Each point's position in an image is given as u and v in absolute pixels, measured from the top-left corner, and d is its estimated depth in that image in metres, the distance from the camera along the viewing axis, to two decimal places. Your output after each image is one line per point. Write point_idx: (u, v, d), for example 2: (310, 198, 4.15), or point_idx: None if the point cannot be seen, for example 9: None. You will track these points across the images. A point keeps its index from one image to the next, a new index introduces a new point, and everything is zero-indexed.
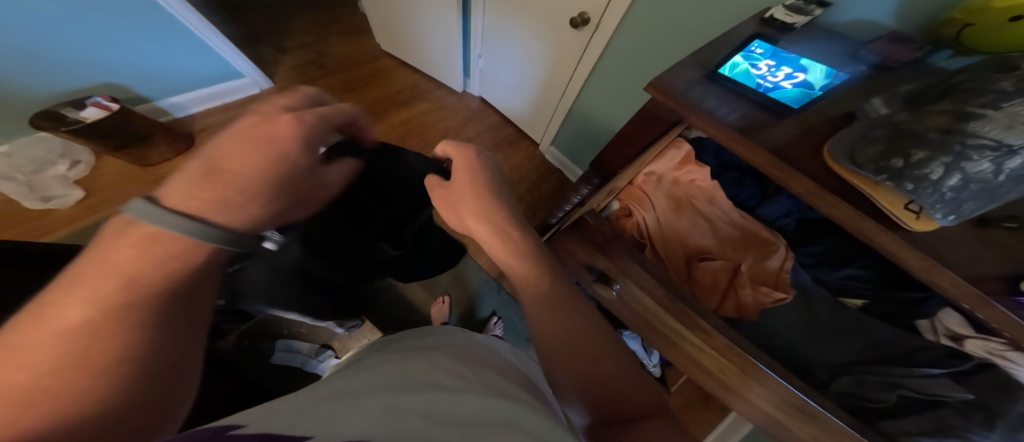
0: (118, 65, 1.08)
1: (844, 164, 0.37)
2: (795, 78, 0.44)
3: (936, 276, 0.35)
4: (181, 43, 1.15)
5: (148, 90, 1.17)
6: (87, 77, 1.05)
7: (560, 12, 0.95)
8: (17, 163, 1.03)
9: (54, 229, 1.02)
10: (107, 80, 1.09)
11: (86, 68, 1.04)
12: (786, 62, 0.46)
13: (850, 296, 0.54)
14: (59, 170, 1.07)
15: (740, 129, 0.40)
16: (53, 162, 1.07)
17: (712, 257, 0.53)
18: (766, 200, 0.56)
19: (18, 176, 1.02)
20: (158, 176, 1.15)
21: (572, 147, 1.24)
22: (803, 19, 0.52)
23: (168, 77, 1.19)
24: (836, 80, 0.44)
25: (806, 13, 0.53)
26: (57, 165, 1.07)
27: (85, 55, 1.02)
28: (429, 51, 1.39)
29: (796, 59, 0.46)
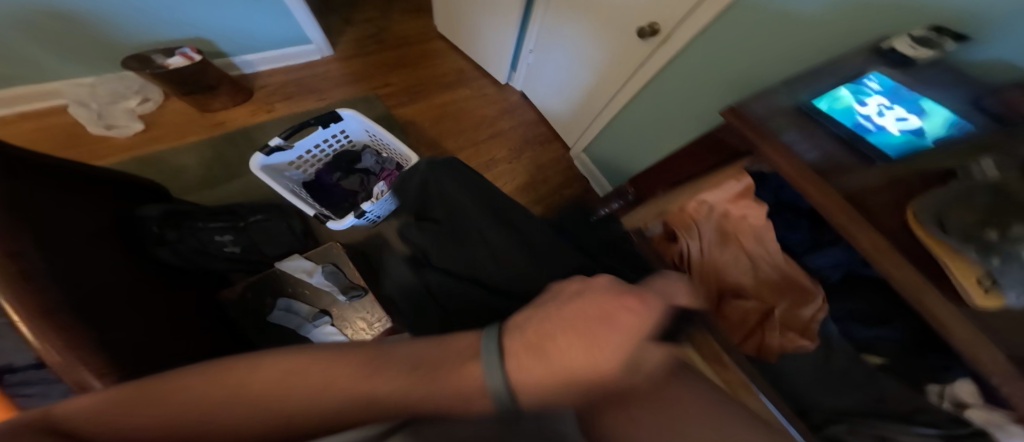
0: (210, 23, 1.13)
1: (927, 225, 0.35)
2: (909, 120, 0.41)
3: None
4: (267, 8, 1.18)
5: (228, 46, 1.21)
6: (181, 31, 1.11)
7: (629, 19, 0.91)
8: (97, 94, 1.12)
9: (110, 155, 1.09)
10: (197, 35, 1.15)
11: (180, 23, 1.10)
12: (902, 102, 0.42)
13: (870, 352, 0.48)
14: (129, 105, 1.14)
15: (818, 170, 0.39)
16: (127, 97, 1.14)
17: (745, 296, 0.51)
18: (818, 248, 0.53)
19: (91, 104, 1.10)
20: (209, 121, 1.20)
21: (606, 157, 1.23)
22: (929, 54, 0.44)
23: (251, 39, 1.23)
24: (957, 132, 0.39)
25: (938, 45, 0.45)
26: (129, 100, 1.14)
27: (182, 12, 1.07)
28: (485, 38, 1.38)
29: (914, 100, 0.42)
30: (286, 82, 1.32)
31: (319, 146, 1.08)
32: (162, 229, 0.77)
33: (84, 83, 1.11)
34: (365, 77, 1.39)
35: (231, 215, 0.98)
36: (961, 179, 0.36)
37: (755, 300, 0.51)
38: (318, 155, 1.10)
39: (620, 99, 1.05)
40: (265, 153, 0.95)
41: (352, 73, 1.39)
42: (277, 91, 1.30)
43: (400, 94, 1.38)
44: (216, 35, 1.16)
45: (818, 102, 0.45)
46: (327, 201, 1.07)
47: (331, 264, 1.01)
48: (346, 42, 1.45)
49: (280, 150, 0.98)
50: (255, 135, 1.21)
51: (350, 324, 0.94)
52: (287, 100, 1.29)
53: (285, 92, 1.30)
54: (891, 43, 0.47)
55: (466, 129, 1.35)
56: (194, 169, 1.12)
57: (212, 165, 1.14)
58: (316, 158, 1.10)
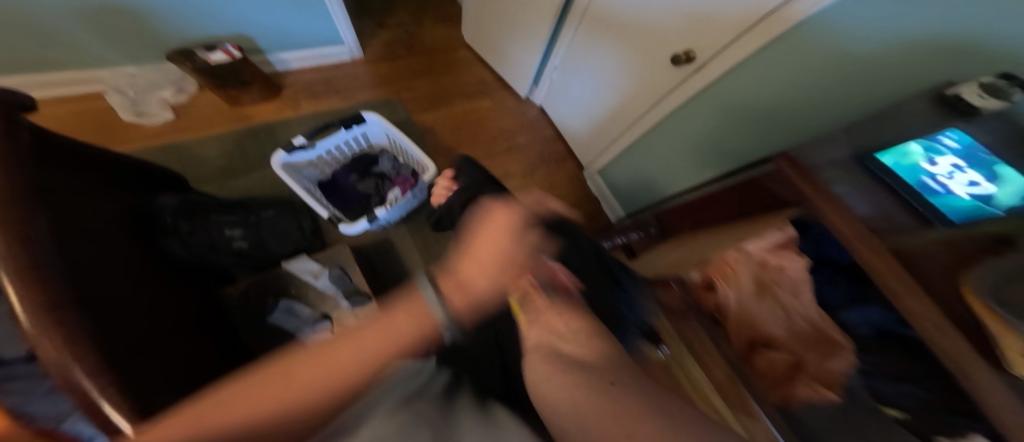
0: (253, 21, 1.16)
1: (984, 297, 0.31)
2: (981, 187, 0.38)
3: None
4: (307, 7, 1.20)
5: (268, 44, 1.24)
6: (225, 27, 1.13)
7: (664, 45, 0.90)
8: (135, 83, 1.14)
9: (134, 141, 1.10)
10: (241, 32, 1.17)
11: (226, 20, 1.12)
12: (978, 165, 0.39)
13: (890, 406, 0.42)
14: (163, 94, 1.16)
15: (875, 230, 0.37)
16: (162, 86, 1.16)
17: (774, 347, 0.46)
18: (855, 304, 0.50)
19: (128, 92, 1.13)
20: (235, 116, 1.21)
21: (623, 181, 1.21)
22: (997, 106, 0.42)
23: (288, 37, 1.25)
24: None
25: (1008, 97, 0.43)
26: (164, 90, 1.16)
27: (229, 9, 1.10)
28: (512, 52, 1.38)
29: (992, 164, 0.39)
30: (314, 82, 1.33)
31: (340, 148, 1.08)
32: (175, 220, 0.77)
33: (125, 72, 1.13)
34: (391, 82, 1.40)
35: (243, 210, 0.98)
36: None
37: (784, 353, 0.45)
38: (336, 156, 1.11)
39: (646, 123, 1.04)
40: (287, 150, 0.97)
41: (377, 77, 1.40)
42: (303, 89, 1.31)
43: (423, 101, 1.38)
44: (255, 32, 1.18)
45: (882, 155, 0.42)
46: (340, 199, 1.07)
47: (338, 268, 1.00)
48: (376, 46, 1.46)
49: (303, 148, 1.00)
50: (278, 131, 1.22)
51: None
52: (313, 100, 1.30)
53: (312, 91, 1.31)
54: (958, 91, 0.45)
55: (486, 141, 1.34)
56: (215, 161, 1.13)
57: (233, 158, 1.14)
58: (335, 159, 1.11)
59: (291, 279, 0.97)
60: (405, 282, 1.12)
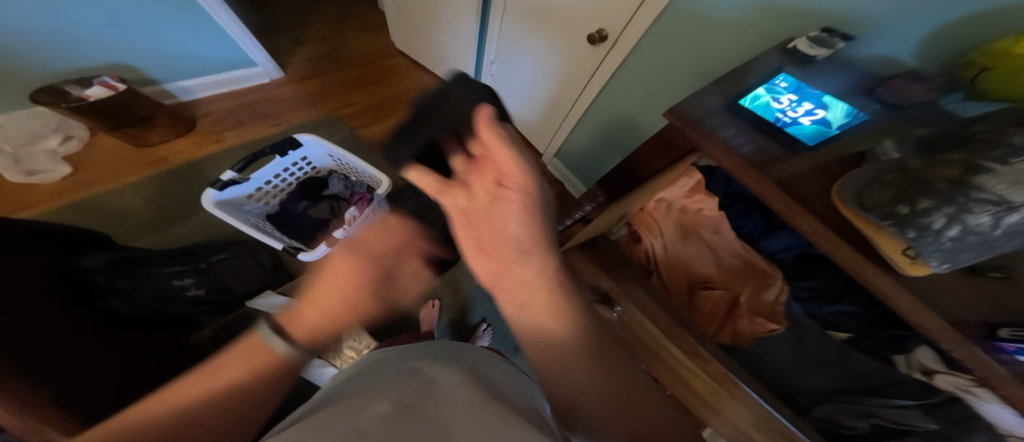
0: (133, 46, 1.06)
1: (850, 204, 0.40)
2: (815, 114, 0.45)
3: (921, 318, 0.36)
4: (197, 27, 1.12)
5: (158, 72, 1.14)
6: (99, 57, 1.03)
7: (579, 27, 0.95)
8: (9, 135, 1.00)
9: (35, 204, 0.98)
10: (119, 62, 1.06)
11: (97, 48, 1.01)
12: (809, 98, 0.47)
13: (837, 329, 0.54)
14: (49, 145, 1.04)
15: (754, 163, 0.42)
16: (45, 136, 1.04)
17: (713, 286, 0.55)
18: (769, 232, 0.58)
19: (6, 148, 0.99)
20: (153, 159, 1.12)
21: (575, 161, 1.26)
22: (825, 52, 0.54)
23: (183, 62, 1.16)
24: (856, 120, 0.45)
25: (829, 45, 0.55)
26: (50, 139, 1.04)
27: (98, 35, 0.99)
28: (443, 53, 1.39)
29: (818, 95, 0.47)
30: (234, 108, 1.26)
31: (278, 176, 1.03)
32: (108, 278, 0.72)
33: None
34: (324, 99, 1.35)
35: (190, 256, 0.90)
36: (871, 162, 0.41)
37: (721, 289, 0.54)
38: (279, 185, 1.05)
39: (582, 102, 1.09)
40: (218, 187, 0.90)
41: (309, 96, 1.35)
42: (227, 119, 1.23)
43: (362, 114, 1.35)
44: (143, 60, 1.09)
45: (742, 101, 0.47)
46: (293, 230, 1.02)
47: None
48: (298, 64, 1.41)
49: (235, 183, 0.93)
50: (208, 168, 1.14)
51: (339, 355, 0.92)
52: (240, 129, 1.22)
53: (236, 120, 1.24)
54: (794, 44, 0.56)
55: None
56: (139, 211, 1.04)
57: (160, 204, 1.06)
58: (278, 188, 1.05)
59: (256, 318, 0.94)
60: None
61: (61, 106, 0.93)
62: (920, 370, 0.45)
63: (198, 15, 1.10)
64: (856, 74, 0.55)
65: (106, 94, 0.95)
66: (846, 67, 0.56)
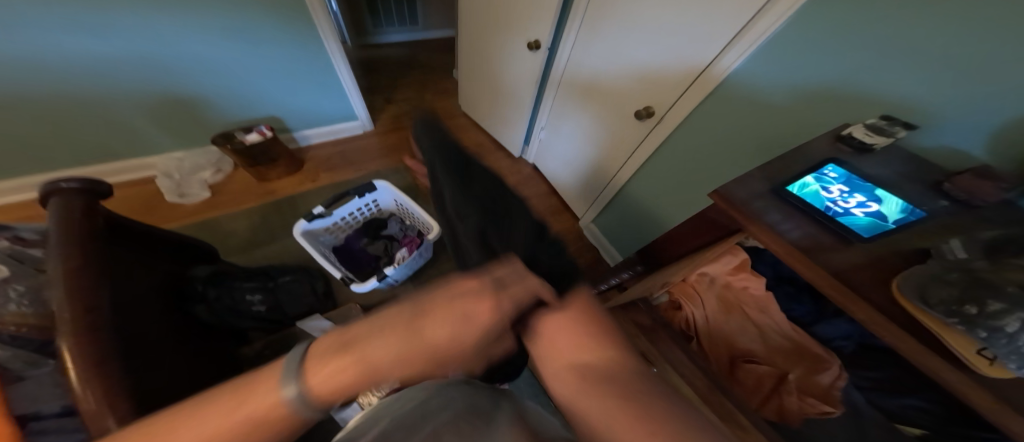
0: (281, 105, 1.39)
1: (912, 298, 0.39)
2: (870, 206, 0.47)
3: (1009, 423, 0.34)
4: (329, 92, 1.45)
5: (294, 124, 1.47)
6: (261, 112, 1.37)
7: (627, 104, 1.05)
8: (184, 166, 1.32)
9: (174, 219, 1.24)
10: (275, 115, 1.41)
11: (260, 107, 1.35)
12: (861, 189, 0.49)
13: (904, 422, 0.48)
14: (205, 176, 1.33)
15: (803, 248, 0.45)
16: (204, 168, 1.34)
17: (758, 361, 0.54)
18: (824, 318, 0.56)
19: (176, 176, 1.30)
20: (267, 191, 1.37)
21: (613, 226, 1.34)
22: (883, 141, 0.56)
23: (312, 118, 1.49)
24: (912, 216, 0.46)
25: (889, 134, 0.56)
26: (206, 171, 1.33)
27: (260, 97, 1.33)
28: (505, 116, 1.60)
29: (870, 188, 0.49)
30: (331, 155, 1.55)
31: (352, 213, 1.20)
32: (205, 287, 0.80)
33: (173, 157, 1.33)
34: (397, 151, 1.61)
35: (263, 275, 1.03)
36: (936, 258, 0.41)
37: (767, 365, 0.54)
38: (349, 222, 1.21)
39: (626, 170, 1.17)
40: (308, 219, 1.07)
41: (388, 146, 1.62)
42: (321, 161, 1.51)
43: None
44: (285, 115, 1.42)
45: (790, 187, 0.50)
46: (352, 263, 1.15)
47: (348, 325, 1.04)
48: (384, 119, 1.72)
49: (321, 217, 1.09)
50: (299, 202, 1.37)
51: None
52: (330, 171, 1.49)
53: (330, 164, 1.51)
54: (850, 131, 0.58)
55: None
56: (240, 231, 1.25)
57: (257, 229, 1.27)
58: (348, 224, 1.21)
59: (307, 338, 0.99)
60: None
61: (226, 145, 1.22)
62: None
63: (329, 84, 1.43)
64: (917, 165, 0.56)
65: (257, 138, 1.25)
66: (906, 158, 0.57)
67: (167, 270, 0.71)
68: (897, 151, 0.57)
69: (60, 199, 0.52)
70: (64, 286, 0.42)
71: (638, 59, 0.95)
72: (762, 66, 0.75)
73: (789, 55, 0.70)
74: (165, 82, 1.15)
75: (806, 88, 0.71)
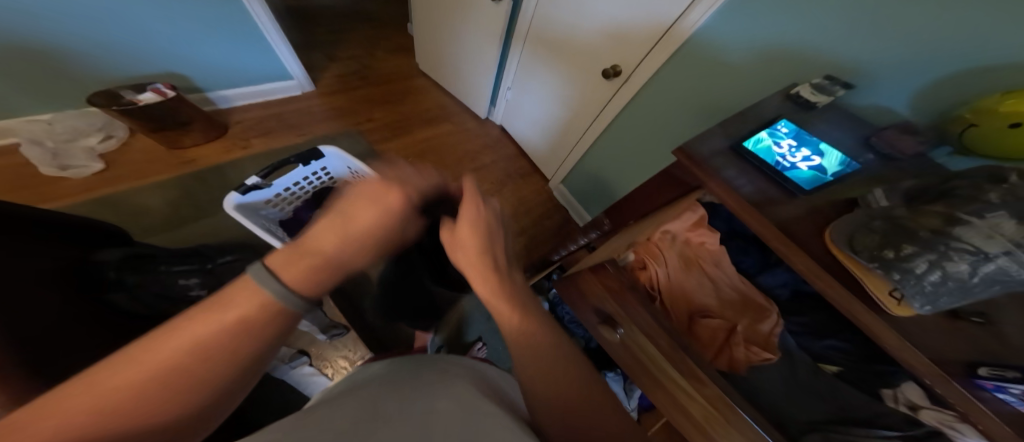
0: (187, 58, 1.16)
1: (841, 246, 0.43)
2: (812, 160, 0.50)
3: (905, 355, 0.38)
4: (250, 44, 1.24)
5: (205, 83, 1.24)
6: (154, 67, 1.13)
7: (594, 62, 1.02)
8: (54, 131, 1.08)
9: (62, 196, 1.03)
10: (169, 70, 1.16)
11: (159, 59, 1.12)
12: (807, 143, 0.51)
13: (824, 361, 0.53)
14: (88, 143, 1.11)
15: (753, 202, 0.46)
16: (88, 134, 1.11)
17: (712, 315, 0.57)
18: (767, 269, 0.62)
19: (47, 143, 1.06)
20: (186, 160, 1.18)
21: (581, 190, 1.35)
22: (826, 99, 0.59)
23: (232, 74, 1.28)
24: (848, 168, 0.49)
25: (829, 93, 0.60)
26: (90, 137, 1.11)
27: (157, 46, 1.09)
28: (466, 76, 1.50)
29: (815, 142, 0.51)
30: (264, 117, 1.36)
31: (297, 183, 1.07)
32: (120, 274, 0.68)
33: (38, 120, 1.07)
34: (346, 114, 1.46)
35: (198, 257, 0.90)
36: (863, 207, 0.45)
37: (720, 318, 0.57)
38: (296, 193, 1.09)
39: (591, 133, 1.17)
40: (241, 191, 0.92)
41: (334, 109, 1.46)
42: (254, 126, 1.33)
43: (381, 129, 1.46)
44: (192, 71, 1.19)
45: (746, 143, 0.51)
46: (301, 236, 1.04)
47: None
48: (327, 78, 1.53)
49: (258, 189, 0.96)
50: (230, 172, 1.21)
51: (331, 364, 0.91)
52: (266, 137, 1.31)
53: (263, 129, 1.33)
54: (798, 90, 0.62)
55: (445, 163, 1.44)
56: (159, 208, 1.08)
57: (180, 204, 1.10)
58: (294, 195, 1.09)
59: None
60: (373, 310, 1.11)
61: (111, 108, 1.01)
62: (906, 405, 0.44)
63: (254, 34, 1.23)
64: (854, 123, 0.60)
65: (154, 99, 1.04)
66: (846, 115, 0.61)
67: (62, 257, 0.57)
68: (837, 109, 0.61)
69: None
70: None
71: (606, 12, 0.91)
72: (727, 25, 0.74)
73: (751, 13, 0.70)
74: (21, 25, 0.90)
75: (764, 47, 0.72)
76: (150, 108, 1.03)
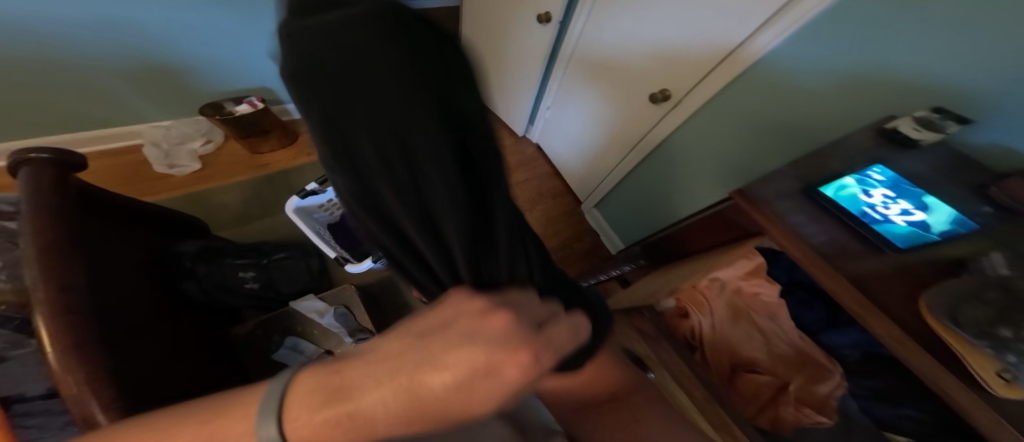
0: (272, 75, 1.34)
1: (939, 316, 0.35)
2: (913, 215, 0.44)
3: None
4: None
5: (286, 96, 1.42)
6: (249, 81, 1.32)
7: (640, 86, 0.98)
8: (170, 135, 1.28)
9: (164, 190, 1.21)
10: (263, 85, 1.36)
11: (250, 76, 1.31)
12: (906, 196, 0.45)
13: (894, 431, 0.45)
14: (193, 146, 1.30)
15: (826, 255, 0.41)
16: (193, 138, 1.30)
17: (759, 370, 0.52)
18: (834, 327, 0.54)
19: (163, 144, 1.26)
20: (261, 164, 1.34)
21: (620, 212, 1.31)
22: (932, 136, 0.50)
23: None
24: (963, 227, 0.42)
25: (940, 129, 0.51)
26: (195, 142, 1.30)
27: (249, 63, 1.27)
28: (511, 94, 1.53)
29: (918, 194, 0.45)
30: None
31: None
32: (193, 263, 0.78)
33: (162, 126, 1.29)
34: None
35: (256, 252, 1.01)
36: (974, 273, 0.38)
37: (768, 375, 0.52)
38: None
39: (634, 155, 1.12)
40: (300, 196, 1.04)
41: None
42: None
43: None
44: (276, 86, 1.37)
45: (824, 189, 0.46)
46: (346, 240, 1.11)
47: (343, 306, 1.00)
48: None
49: (316, 194, 1.07)
50: (294, 177, 1.34)
51: None
52: None
53: None
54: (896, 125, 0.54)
55: None
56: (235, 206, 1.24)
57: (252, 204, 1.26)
58: None
59: (294, 317, 0.96)
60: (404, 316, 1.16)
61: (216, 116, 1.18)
62: None
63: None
64: (959, 164, 0.51)
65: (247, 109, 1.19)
66: (950, 156, 0.52)
67: (145, 245, 0.67)
68: (943, 148, 0.52)
69: (30, 170, 0.47)
70: (44, 262, 0.37)
71: (655, 35, 0.88)
72: (803, 47, 0.66)
73: (836, 34, 0.62)
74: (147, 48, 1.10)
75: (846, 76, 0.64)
76: (243, 117, 1.19)
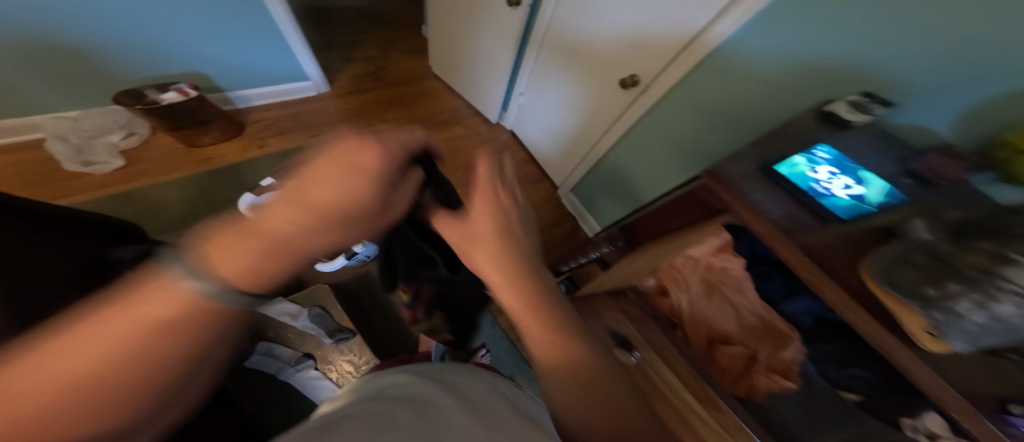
0: (212, 60, 1.19)
1: (879, 282, 0.39)
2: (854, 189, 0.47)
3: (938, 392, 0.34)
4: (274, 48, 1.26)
5: (226, 82, 1.26)
6: (181, 67, 1.15)
7: (611, 71, 1.00)
8: (80, 128, 1.11)
9: (83, 191, 1.06)
10: (196, 70, 1.19)
11: (184, 61, 1.15)
12: (848, 171, 0.48)
13: (845, 390, 0.50)
14: (112, 139, 1.13)
15: (783, 229, 0.45)
16: (111, 131, 1.13)
17: (732, 342, 0.56)
18: (791, 296, 0.59)
19: (72, 139, 1.09)
20: (202, 158, 1.20)
21: (592, 197, 1.34)
22: (864, 118, 0.57)
23: (253, 74, 1.29)
24: (893, 199, 0.46)
25: (868, 111, 0.57)
26: (114, 135, 1.14)
27: (183, 48, 1.11)
28: (480, 81, 1.49)
29: (856, 169, 0.49)
30: (280, 117, 1.37)
31: None
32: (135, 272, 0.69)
33: (66, 118, 1.10)
34: (361, 114, 1.47)
35: None
36: (903, 239, 0.42)
37: (741, 346, 0.56)
38: None
39: (605, 140, 1.15)
40: None
41: (349, 110, 1.47)
42: (268, 125, 1.34)
43: None
44: (215, 72, 1.21)
45: (778, 167, 0.50)
46: None
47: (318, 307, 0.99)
48: (343, 78, 1.54)
49: None
50: (245, 171, 1.22)
51: (336, 367, 0.93)
52: (281, 136, 1.33)
53: (279, 128, 1.35)
54: (834, 108, 0.59)
55: (455, 167, 1.44)
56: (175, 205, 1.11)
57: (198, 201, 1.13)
58: None
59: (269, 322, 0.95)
60: (381, 313, 1.11)
61: (137, 106, 1.03)
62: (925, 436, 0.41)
63: (271, 35, 1.22)
64: (888, 142, 0.57)
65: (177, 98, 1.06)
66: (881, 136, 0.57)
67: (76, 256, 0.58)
68: (873, 129, 0.58)
69: None
70: None
71: (624, 21, 0.90)
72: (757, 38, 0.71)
73: (786, 23, 0.66)
74: (50, 29, 0.93)
75: (797, 62, 0.69)
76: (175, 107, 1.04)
